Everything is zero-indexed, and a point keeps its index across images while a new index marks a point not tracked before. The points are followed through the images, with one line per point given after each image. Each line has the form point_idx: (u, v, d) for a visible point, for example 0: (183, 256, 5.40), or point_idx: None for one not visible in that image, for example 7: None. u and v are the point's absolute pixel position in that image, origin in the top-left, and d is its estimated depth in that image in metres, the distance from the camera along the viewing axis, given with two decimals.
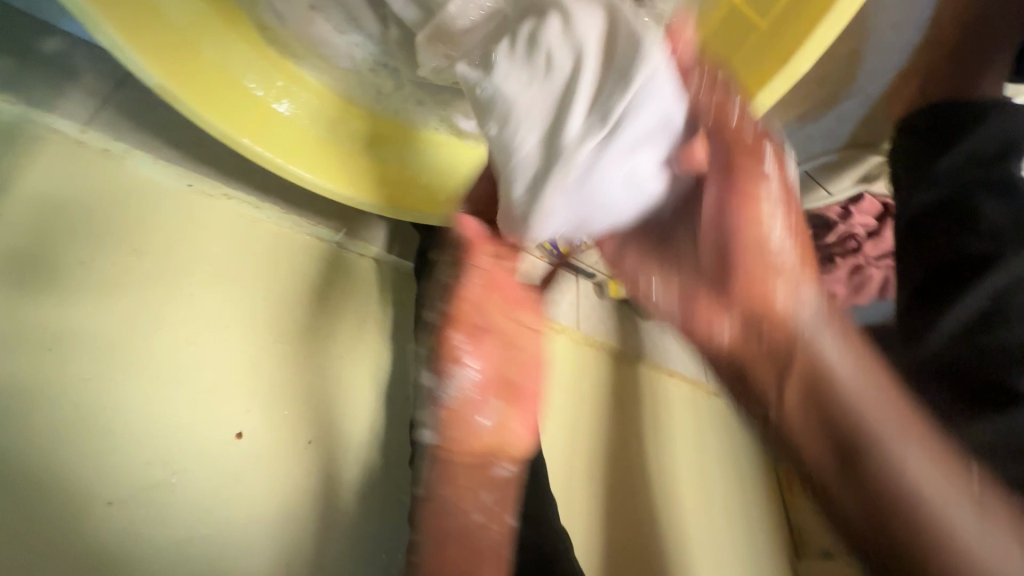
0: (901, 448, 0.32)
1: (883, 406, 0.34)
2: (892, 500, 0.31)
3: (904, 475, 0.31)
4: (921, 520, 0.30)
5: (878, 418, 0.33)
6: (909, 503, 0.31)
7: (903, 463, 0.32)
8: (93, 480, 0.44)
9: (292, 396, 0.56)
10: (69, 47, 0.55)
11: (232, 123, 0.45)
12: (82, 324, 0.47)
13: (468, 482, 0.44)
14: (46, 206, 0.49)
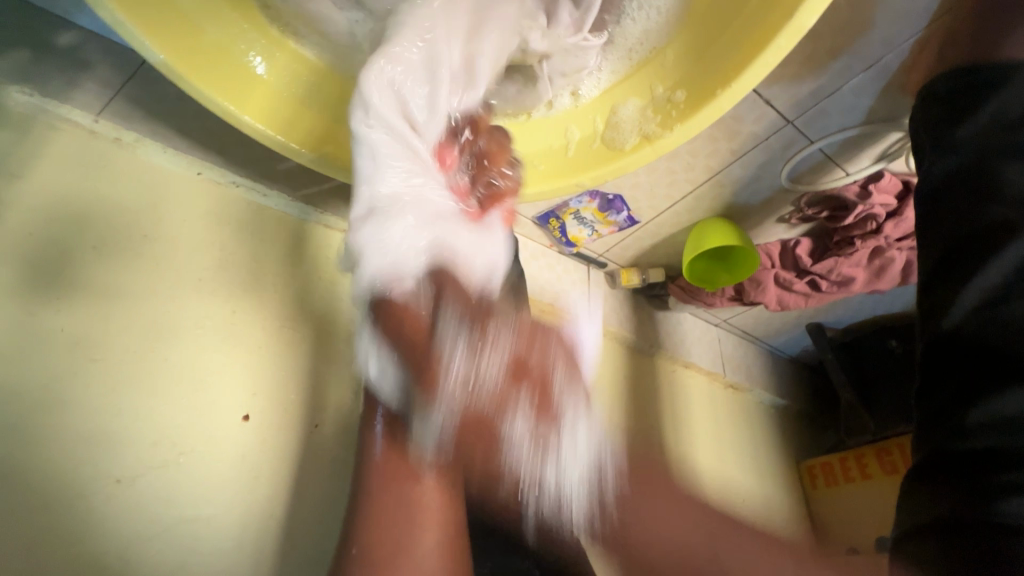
0: (665, 527, 0.31)
1: (661, 494, 0.33)
2: (670, 558, 0.31)
3: (670, 551, 0.31)
4: (689, 564, 0.30)
5: (645, 533, 0.31)
6: (668, 555, 0.31)
7: (684, 546, 0.31)
8: (103, 459, 0.45)
9: (299, 379, 0.57)
10: (83, 41, 0.55)
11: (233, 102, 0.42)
12: (93, 308, 0.49)
13: (406, 521, 0.40)
14: (59, 200, 0.50)
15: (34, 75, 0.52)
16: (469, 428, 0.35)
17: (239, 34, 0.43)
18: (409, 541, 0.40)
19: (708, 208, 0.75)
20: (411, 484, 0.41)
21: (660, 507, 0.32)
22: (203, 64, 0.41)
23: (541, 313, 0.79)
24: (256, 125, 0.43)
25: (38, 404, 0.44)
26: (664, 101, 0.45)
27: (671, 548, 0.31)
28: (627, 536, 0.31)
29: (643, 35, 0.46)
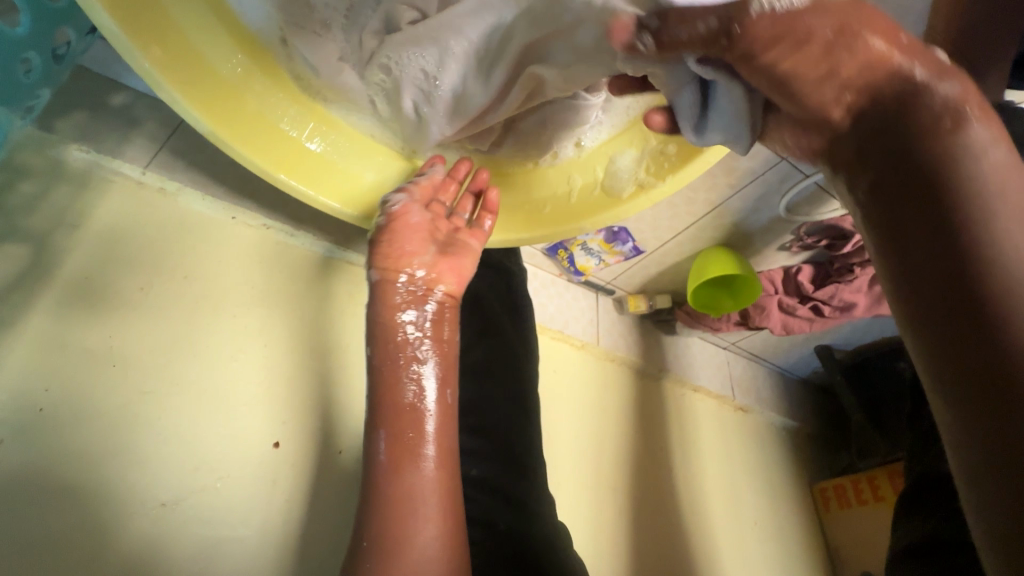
0: (978, 143, 0.29)
1: (936, 121, 0.29)
2: (947, 175, 0.29)
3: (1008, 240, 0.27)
4: (1007, 308, 0.26)
5: (1014, 205, 0.28)
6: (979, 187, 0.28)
7: (1007, 241, 0.27)
8: (149, 484, 0.50)
9: (324, 408, 0.61)
10: (134, 99, 0.61)
11: (267, 160, 0.47)
12: (143, 344, 0.53)
13: (401, 516, 0.44)
14: (107, 248, 0.55)
15: (94, 135, 0.58)
16: (399, 404, 0.47)
17: (278, 101, 0.48)
18: (408, 519, 0.45)
19: (709, 237, 0.79)
20: (411, 477, 0.46)
21: (1012, 202, 0.28)
22: (244, 132, 0.46)
23: (551, 340, 0.82)
24: (288, 183, 0.48)
25: (95, 434, 0.49)
26: (659, 153, 0.48)
27: (958, 171, 0.28)
28: (939, 177, 0.29)
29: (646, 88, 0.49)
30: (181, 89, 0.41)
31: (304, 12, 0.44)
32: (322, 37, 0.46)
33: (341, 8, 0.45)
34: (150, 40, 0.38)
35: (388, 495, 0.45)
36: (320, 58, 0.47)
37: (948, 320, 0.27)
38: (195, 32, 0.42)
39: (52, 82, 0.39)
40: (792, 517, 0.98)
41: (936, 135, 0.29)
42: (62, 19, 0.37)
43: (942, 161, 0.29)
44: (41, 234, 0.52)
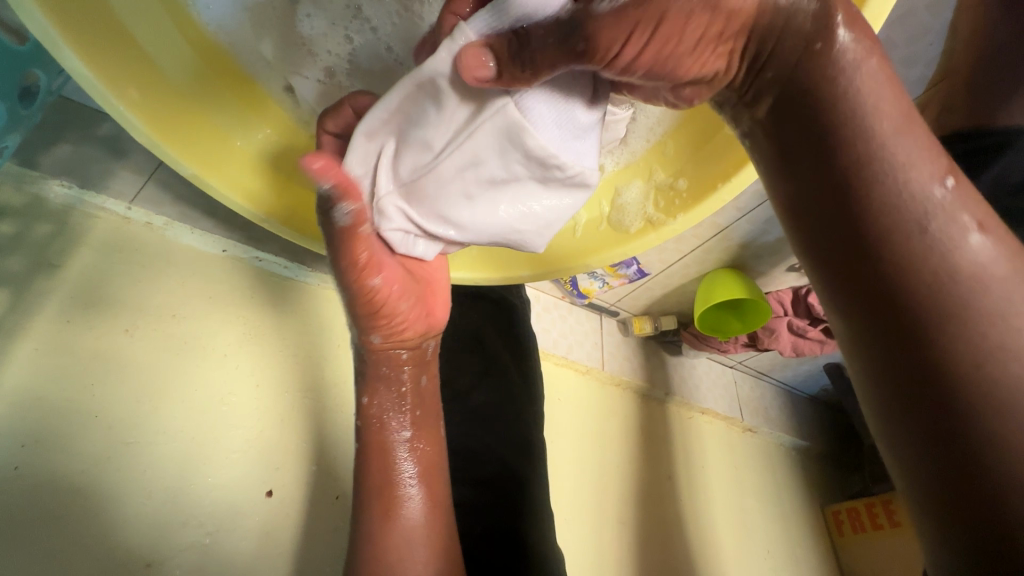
0: (916, 171, 0.28)
1: (908, 129, 0.29)
2: (912, 267, 0.28)
3: (940, 274, 0.27)
4: (982, 400, 0.25)
5: (967, 285, 0.27)
6: (967, 308, 0.27)
7: (999, 328, 0.26)
8: (134, 542, 0.47)
9: (321, 450, 0.58)
10: (121, 130, 0.59)
11: (254, 201, 0.44)
12: (127, 391, 0.51)
13: (388, 558, 0.44)
14: (88, 289, 0.52)
15: (76, 169, 0.55)
16: (374, 429, 0.47)
17: (269, 137, 0.46)
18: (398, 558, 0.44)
19: (716, 259, 0.77)
20: (392, 522, 0.45)
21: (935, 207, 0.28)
22: (231, 173, 0.43)
23: (554, 365, 0.79)
24: (278, 225, 0.46)
25: (77, 490, 0.46)
26: (667, 188, 0.46)
27: (947, 261, 0.27)
28: (854, 180, 0.29)
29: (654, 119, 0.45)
30: (157, 132, 0.38)
31: (305, 58, 0.44)
32: (327, 84, 0.45)
33: (342, 52, 0.43)
34: (129, 84, 0.36)
35: (374, 540, 0.44)
36: (323, 100, 0.46)
37: (887, 337, 0.28)
38: (176, 71, 0.40)
39: (21, 126, 0.37)
40: (803, 542, 0.96)
41: (913, 187, 0.28)
42: (30, 61, 0.35)
43: (855, 156, 0.29)
44: (19, 277, 0.50)
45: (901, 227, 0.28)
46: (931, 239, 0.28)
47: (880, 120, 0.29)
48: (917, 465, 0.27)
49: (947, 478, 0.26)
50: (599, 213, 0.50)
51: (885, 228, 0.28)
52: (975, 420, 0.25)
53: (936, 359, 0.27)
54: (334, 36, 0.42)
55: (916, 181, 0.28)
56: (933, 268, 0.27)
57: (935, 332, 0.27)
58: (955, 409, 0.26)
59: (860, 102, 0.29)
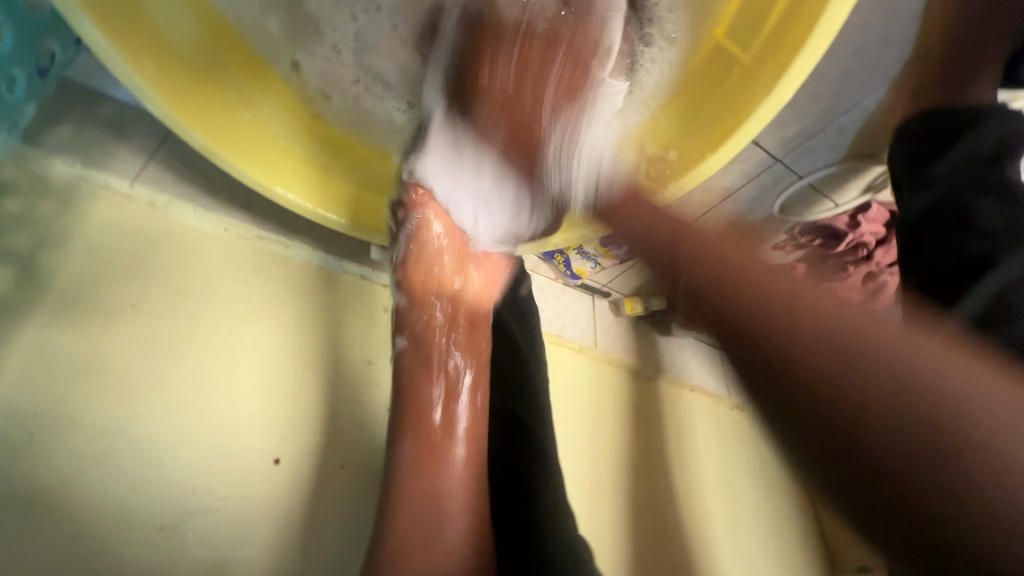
0: (764, 266, 0.40)
1: (729, 264, 0.40)
2: (820, 386, 0.33)
3: (860, 363, 0.33)
4: (907, 450, 0.30)
5: (928, 376, 0.32)
6: (875, 378, 0.33)
7: (885, 362, 0.33)
8: (146, 506, 0.49)
9: (326, 419, 0.59)
10: (124, 111, 0.60)
11: (260, 171, 0.46)
12: (136, 363, 0.52)
13: (429, 509, 0.44)
14: (94, 264, 0.54)
15: (80, 149, 0.56)
16: (422, 385, 0.48)
17: (275, 113, 0.47)
18: (436, 520, 0.44)
19: (704, 239, 0.80)
20: (433, 470, 0.45)
21: (799, 311, 0.36)
22: (240, 146, 0.45)
23: (550, 344, 0.82)
24: (287, 197, 0.47)
25: (91, 457, 0.47)
26: (659, 158, 0.48)
27: (823, 315, 0.36)
28: (771, 360, 0.35)
29: (656, 84, 0.49)
30: (167, 102, 0.39)
31: (313, 36, 0.47)
32: (329, 58, 0.48)
33: (346, 32, 0.48)
34: (141, 55, 0.37)
35: (414, 486, 0.45)
36: (329, 78, 0.49)
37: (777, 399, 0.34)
38: (186, 45, 0.41)
39: (36, 98, 0.38)
40: (790, 513, 0.99)
41: (808, 309, 0.36)
42: (46, 34, 0.36)
43: (728, 293, 0.38)
44: (25, 253, 0.51)
45: (765, 322, 0.36)
46: (833, 327, 0.35)
47: (739, 267, 0.39)
48: (847, 511, 0.32)
49: (897, 520, 0.30)
50: None
51: (781, 355, 0.35)
52: (875, 440, 0.31)
53: (868, 455, 0.31)
54: (338, 17, 0.47)
55: (761, 273, 0.39)
56: (846, 370, 0.33)
57: (857, 413, 0.32)
58: (873, 458, 0.31)
59: (710, 259, 0.40)
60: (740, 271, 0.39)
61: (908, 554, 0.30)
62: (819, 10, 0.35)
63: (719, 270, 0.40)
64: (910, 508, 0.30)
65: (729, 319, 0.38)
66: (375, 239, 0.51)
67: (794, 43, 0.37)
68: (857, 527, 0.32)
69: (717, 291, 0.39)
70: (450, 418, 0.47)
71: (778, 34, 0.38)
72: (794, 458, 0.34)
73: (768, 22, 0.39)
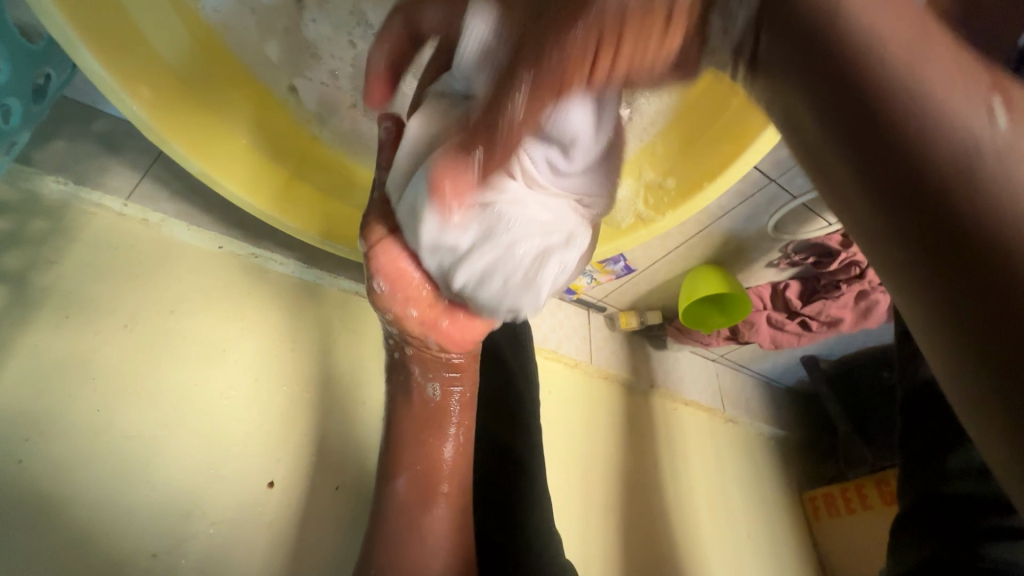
0: (928, 70, 0.19)
1: (897, 32, 0.20)
2: (915, 156, 0.18)
3: (926, 151, 0.18)
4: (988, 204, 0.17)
5: None
6: (949, 137, 0.18)
7: (972, 138, 0.18)
8: (139, 533, 0.48)
9: (321, 440, 0.59)
10: (118, 126, 0.60)
11: (258, 196, 0.45)
12: (129, 386, 0.51)
13: (416, 543, 0.46)
14: (87, 284, 0.53)
15: (72, 166, 0.56)
16: (411, 415, 0.48)
17: (274, 135, 0.47)
18: (421, 542, 0.46)
19: (700, 256, 0.80)
20: (419, 507, 0.47)
21: (916, 85, 0.19)
22: (238, 170, 0.44)
23: (546, 360, 0.82)
24: (282, 219, 0.46)
25: (83, 483, 0.47)
26: (657, 186, 0.49)
27: (952, 84, 0.18)
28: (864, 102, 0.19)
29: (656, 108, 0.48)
30: (166, 129, 0.39)
31: (309, 61, 0.45)
32: (326, 84, 0.47)
33: (345, 57, 0.45)
34: (140, 82, 0.37)
35: (403, 518, 0.46)
36: (329, 108, 0.48)
37: (887, 199, 0.19)
38: (185, 70, 0.41)
39: (31, 124, 0.38)
40: (783, 526, 0.99)
41: (934, 76, 0.19)
42: (42, 60, 0.36)
43: (849, 77, 0.20)
44: (17, 273, 0.50)
45: (866, 76, 0.20)
46: (911, 81, 0.19)
47: (905, 76, 0.19)
48: (968, 362, 0.17)
49: (990, 330, 0.16)
50: None
51: (907, 155, 0.18)
52: (978, 208, 0.17)
53: (995, 319, 0.16)
54: (337, 43, 0.44)
55: (887, 53, 0.19)
56: (933, 133, 0.18)
57: (967, 223, 0.17)
58: (1002, 304, 0.16)
59: (904, 116, 0.19)
60: (897, 76, 0.19)
61: (987, 366, 0.16)
62: None
63: (919, 130, 0.18)
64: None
65: (857, 115, 0.19)
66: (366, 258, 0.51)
67: None
68: (979, 419, 0.17)
69: (839, 78, 0.20)
70: (444, 435, 0.48)
71: None
72: (876, 262, 0.19)
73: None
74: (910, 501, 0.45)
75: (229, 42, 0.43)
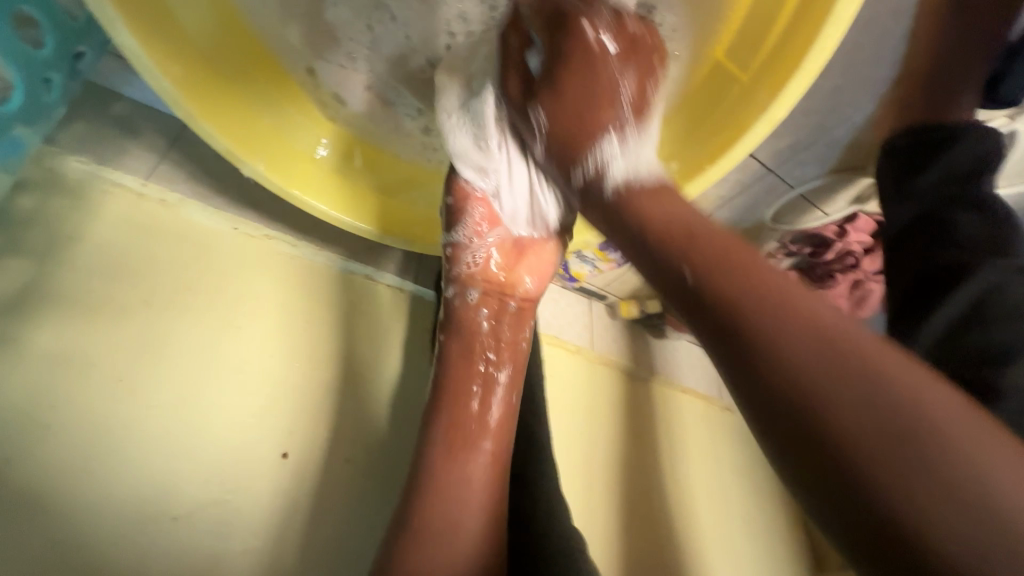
0: (925, 391, 0.27)
1: (858, 392, 0.27)
2: (852, 466, 0.25)
3: (971, 472, 0.24)
4: (964, 497, 0.23)
5: (956, 432, 0.25)
6: (884, 417, 0.26)
7: (984, 484, 0.24)
8: (158, 498, 0.50)
9: (332, 416, 0.61)
10: (135, 110, 0.61)
11: (279, 174, 0.47)
12: (149, 358, 0.53)
13: (453, 494, 0.45)
14: (109, 260, 0.55)
15: (93, 146, 0.58)
16: (461, 364, 0.50)
17: (291, 118, 0.49)
18: (459, 511, 0.44)
19: None
20: (463, 452, 0.47)
21: (925, 429, 0.25)
22: (260, 149, 0.46)
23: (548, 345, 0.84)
24: (303, 198, 0.48)
25: (107, 448, 0.49)
26: (661, 169, 0.50)
27: (905, 396, 0.26)
28: (801, 402, 0.28)
29: None
30: (193, 106, 0.41)
31: (329, 44, 0.47)
32: (346, 69, 0.49)
33: (363, 39, 0.48)
34: (170, 61, 0.39)
35: (437, 468, 0.46)
36: (346, 87, 0.50)
37: (774, 410, 0.29)
38: (210, 51, 0.43)
39: (66, 100, 0.40)
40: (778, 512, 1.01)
41: (837, 360, 0.28)
42: (78, 37, 0.38)
43: (826, 407, 0.27)
44: (43, 248, 0.52)
45: (820, 401, 0.27)
46: (918, 407, 0.26)
47: (888, 375, 0.27)
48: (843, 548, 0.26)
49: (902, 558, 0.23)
50: None
51: (839, 429, 0.26)
52: (948, 528, 0.23)
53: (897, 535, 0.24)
54: (354, 25, 0.47)
55: (934, 399, 0.26)
56: (885, 457, 0.25)
57: (865, 484, 0.25)
58: (881, 510, 0.24)
59: (898, 400, 0.26)
60: (881, 384, 0.27)
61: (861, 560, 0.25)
62: (814, 32, 0.37)
63: (886, 391, 0.27)
64: (909, 554, 0.23)
65: (764, 381, 0.29)
66: (383, 238, 0.52)
67: (790, 64, 0.39)
68: (847, 558, 0.26)
69: (791, 413, 0.28)
70: (479, 441, 0.48)
71: (776, 53, 0.41)
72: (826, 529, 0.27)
73: (764, 49, 0.42)
74: None
75: (250, 24, 0.45)
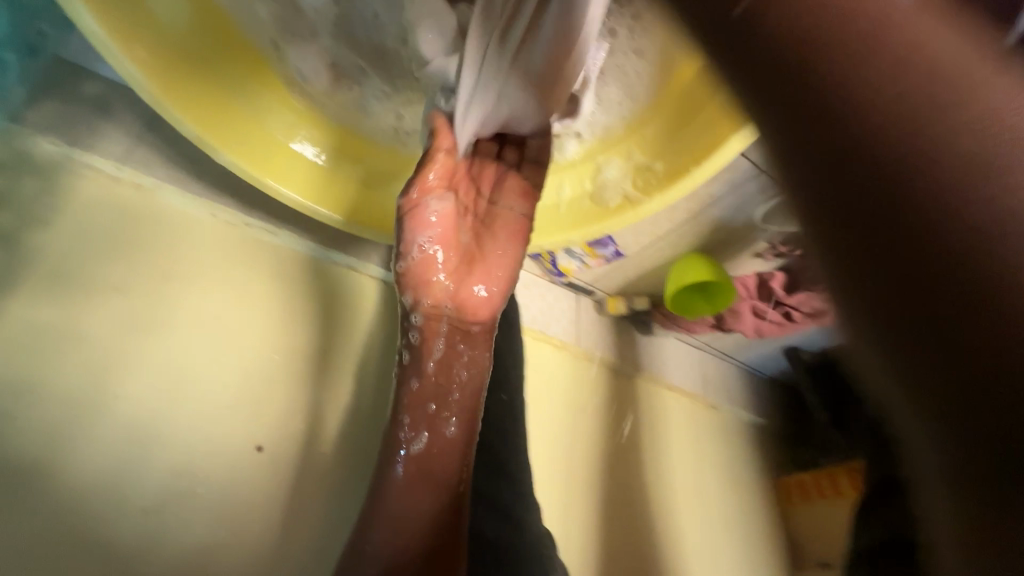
0: None
1: None
2: None
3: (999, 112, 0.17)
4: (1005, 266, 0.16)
5: None
6: None
7: None
8: (126, 490, 0.49)
9: (308, 410, 0.60)
10: (109, 90, 0.59)
11: (250, 162, 0.46)
12: (119, 347, 0.52)
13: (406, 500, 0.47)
14: (80, 244, 0.53)
15: (65, 127, 0.56)
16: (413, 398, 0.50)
17: (266, 104, 0.48)
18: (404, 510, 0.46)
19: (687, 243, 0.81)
20: (415, 447, 0.49)
21: None
22: (231, 136, 0.45)
23: (533, 340, 0.83)
24: (275, 188, 0.48)
25: (73, 437, 0.48)
26: (645, 168, 0.51)
27: None
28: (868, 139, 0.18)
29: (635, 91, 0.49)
30: (155, 89, 0.40)
31: (296, 19, 0.44)
32: (311, 44, 0.45)
33: (330, 15, 0.44)
34: (132, 40, 0.38)
35: (392, 484, 0.47)
36: (311, 68, 0.47)
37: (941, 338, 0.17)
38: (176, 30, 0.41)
39: (24, 81, 0.38)
40: (757, 509, 1.02)
41: None
42: (37, 15, 0.37)
43: None
44: (9, 231, 0.51)
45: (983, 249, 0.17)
46: None
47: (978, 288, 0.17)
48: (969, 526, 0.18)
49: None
50: (580, 190, 0.54)
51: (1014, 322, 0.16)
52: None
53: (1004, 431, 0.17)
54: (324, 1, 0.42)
55: None
56: None
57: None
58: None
59: None
60: None
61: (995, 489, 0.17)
62: None
63: None
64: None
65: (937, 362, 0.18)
66: (362, 231, 0.52)
67: None
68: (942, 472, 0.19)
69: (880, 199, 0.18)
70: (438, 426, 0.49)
71: None
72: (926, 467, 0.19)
73: None
74: (876, 479, 0.45)
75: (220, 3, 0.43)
